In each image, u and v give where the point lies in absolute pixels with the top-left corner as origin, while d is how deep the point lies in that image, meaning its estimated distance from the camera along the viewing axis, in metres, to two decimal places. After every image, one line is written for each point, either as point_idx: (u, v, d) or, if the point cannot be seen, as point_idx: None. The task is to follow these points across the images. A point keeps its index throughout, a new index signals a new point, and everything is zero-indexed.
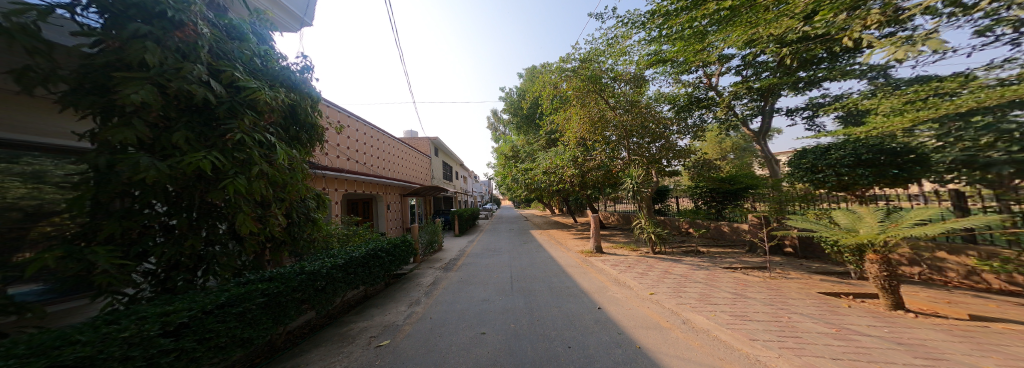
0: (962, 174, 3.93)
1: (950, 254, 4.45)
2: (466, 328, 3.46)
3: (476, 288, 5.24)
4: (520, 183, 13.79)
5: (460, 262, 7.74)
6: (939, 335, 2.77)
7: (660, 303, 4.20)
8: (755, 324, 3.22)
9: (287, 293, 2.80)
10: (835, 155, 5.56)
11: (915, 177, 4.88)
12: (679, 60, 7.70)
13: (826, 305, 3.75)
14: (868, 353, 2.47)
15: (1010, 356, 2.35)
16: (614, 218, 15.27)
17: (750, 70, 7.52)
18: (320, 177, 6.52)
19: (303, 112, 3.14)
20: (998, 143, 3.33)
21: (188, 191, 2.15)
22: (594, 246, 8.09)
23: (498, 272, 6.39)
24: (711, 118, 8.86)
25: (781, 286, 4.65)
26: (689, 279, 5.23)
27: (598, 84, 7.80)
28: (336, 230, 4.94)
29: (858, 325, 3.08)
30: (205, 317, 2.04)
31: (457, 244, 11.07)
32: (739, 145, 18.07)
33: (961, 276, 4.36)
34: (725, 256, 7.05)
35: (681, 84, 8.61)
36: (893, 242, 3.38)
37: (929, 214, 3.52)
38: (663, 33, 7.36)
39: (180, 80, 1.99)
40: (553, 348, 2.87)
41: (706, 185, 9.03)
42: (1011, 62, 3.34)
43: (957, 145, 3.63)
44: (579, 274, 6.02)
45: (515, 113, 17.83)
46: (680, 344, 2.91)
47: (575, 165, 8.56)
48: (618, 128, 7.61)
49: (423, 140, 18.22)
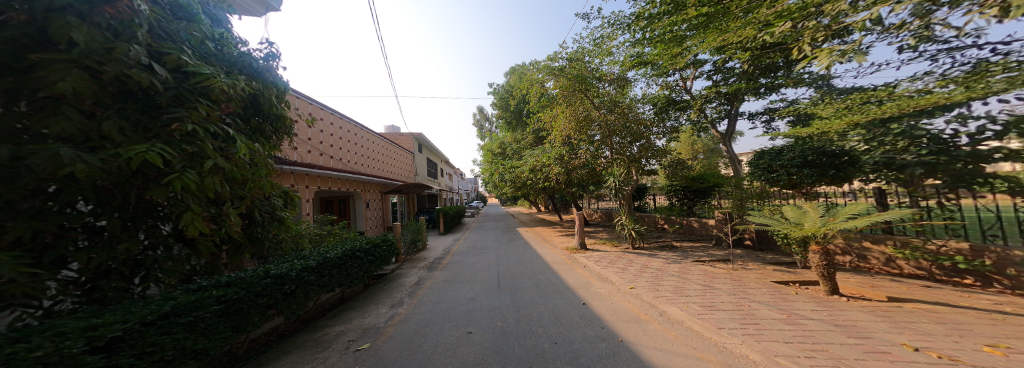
0: (881, 175, 4.75)
1: (874, 243, 5.01)
2: (452, 328, 3.48)
3: (462, 287, 5.27)
4: (506, 181, 13.77)
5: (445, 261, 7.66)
6: (866, 316, 3.10)
7: (639, 296, 4.35)
8: (721, 314, 3.40)
9: (250, 298, 2.66)
10: (787, 157, 5.72)
11: (851, 177, 5.20)
12: (659, 62, 7.97)
13: (778, 293, 4.03)
14: (813, 336, 2.72)
15: (918, 332, 2.72)
16: (597, 216, 15.67)
17: (720, 76, 7.89)
18: (287, 173, 6.31)
19: (267, 103, 2.99)
20: (910, 148, 4.26)
21: (122, 189, 1.86)
22: (579, 242, 8.17)
23: (485, 271, 6.40)
24: (685, 120, 9.21)
25: (741, 277, 4.95)
26: (665, 273, 5.43)
27: (584, 83, 7.91)
28: (307, 231, 4.75)
29: (804, 310, 3.36)
30: (145, 330, 1.78)
31: (441, 242, 11.04)
32: (709, 146, 19.13)
33: (883, 264, 4.90)
34: (695, 250, 7.37)
35: (661, 86, 8.83)
36: (832, 234, 3.71)
37: (859, 209, 3.84)
38: (646, 35, 7.56)
39: (116, 63, 1.67)
40: (541, 345, 2.92)
41: (677, 184, 9.37)
42: (926, 76, 4.15)
43: (881, 148, 4.57)
44: (565, 271, 6.11)
45: (503, 110, 17.85)
46: (658, 336, 3.03)
47: (562, 163, 8.70)
48: (601, 128, 7.76)
49: (406, 137, 17.87)
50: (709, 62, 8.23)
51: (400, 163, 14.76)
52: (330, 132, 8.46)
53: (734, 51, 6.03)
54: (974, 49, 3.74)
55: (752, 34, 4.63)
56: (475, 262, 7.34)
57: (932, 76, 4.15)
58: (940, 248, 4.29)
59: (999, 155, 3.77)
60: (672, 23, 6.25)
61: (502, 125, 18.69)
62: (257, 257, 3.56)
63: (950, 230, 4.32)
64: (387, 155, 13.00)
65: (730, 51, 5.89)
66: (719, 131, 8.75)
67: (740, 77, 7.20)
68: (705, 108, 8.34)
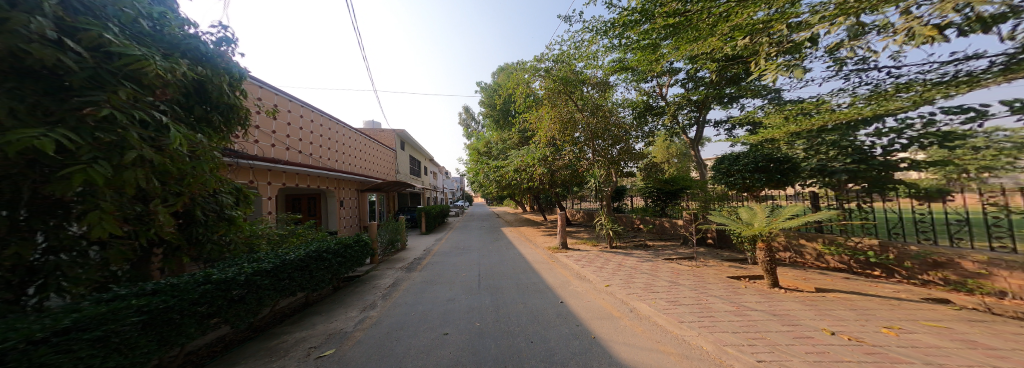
0: (818, 179, 5.16)
1: (808, 240, 5.60)
2: (428, 329, 3.48)
3: (443, 288, 5.27)
4: (490, 180, 13.70)
5: (425, 262, 7.61)
6: (797, 305, 3.51)
7: (613, 294, 4.53)
8: (683, 308, 3.71)
9: (184, 308, 2.38)
10: (743, 162, 6.12)
11: (790, 182, 5.66)
12: (639, 68, 8.21)
13: (731, 287, 4.45)
14: (754, 325, 3.04)
15: (836, 317, 3.12)
16: (579, 215, 15.94)
17: (692, 84, 8.22)
18: (246, 170, 6.07)
19: (215, 90, 2.88)
20: (839, 157, 4.78)
21: (11, 182, 1.64)
22: (560, 242, 8.29)
23: (466, 271, 6.39)
24: (660, 126, 9.50)
25: (702, 273, 5.32)
26: (637, 271, 5.65)
27: (569, 86, 8.01)
28: (265, 233, 4.51)
29: (751, 302, 3.75)
30: (31, 350, 1.47)
31: (423, 242, 10.98)
32: (683, 150, 19.89)
33: (815, 260, 5.48)
34: (666, 248, 7.71)
35: (639, 91, 9.07)
36: (774, 233, 4.19)
37: (797, 210, 4.38)
38: (624, 42, 7.74)
39: (13, 36, 1.53)
40: (515, 344, 2.98)
41: (651, 186, 9.64)
42: (843, 91, 4.50)
43: (817, 155, 5.05)
44: (545, 270, 6.19)
45: (489, 108, 17.83)
46: (627, 332, 3.19)
47: (546, 164, 8.85)
48: (584, 130, 7.90)
49: (389, 132, 17.45)
50: (683, 70, 8.54)
51: (380, 159, 14.48)
52: (299, 124, 8.19)
53: (704, 61, 6.29)
54: (876, 71, 4.07)
55: (719, 47, 4.85)
56: (457, 262, 7.32)
57: (853, 91, 4.42)
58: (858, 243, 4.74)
59: (906, 164, 4.29)
60: (648, 31, 6.43)
61: (489, 123, 18.67)
62: (202, 261, 3.34)
63: (864, 228, 4.89)
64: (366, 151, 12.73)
65: (701, 61, 6.13)
66: (690, 136, 9.13)
67: (708, 86, 7.55)
68: (678, 114, 8.66)
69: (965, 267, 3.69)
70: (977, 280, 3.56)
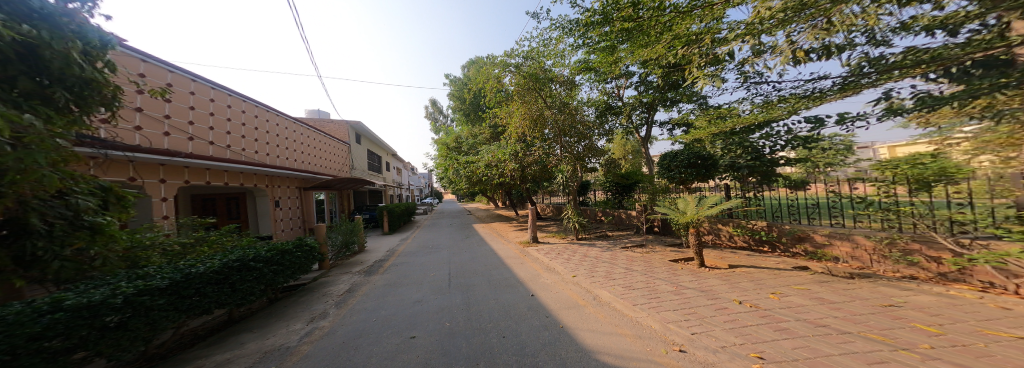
0: (728, 173, 6.61)
1: (722, 224, 7.04)
2: (393, 334, 3.42)
3: (409, 290, 5.18)
4: (459, 176, 13.48)
5: (387, 263, 7.39)
6: (715, 281, 4.50)
7: (579, 284, 4.79)
8: (636, 292, 4.21)
9: (19, 345, 1.74)
10: (680, 159, 7.06)
11: (713, 175, 6.90)
12: (600, 70, 8.57)
13: (671, 269, 5.22)
14: (688, 301, 3.79)
15: (742, 288, 4.14)
16: (549, 210, 16.47)
17: (644, 87, 8.75)
18: (121, 165, 5.27)
19: (59, 61, 2.10)
20: (741, 154, 6.19)
21: None
22: (531, 236, 8.44)
23: (434, 270, 6.33)
24: (617, 125, 9.72)
25: (650, 258, 5.91)
26: (600, 260, 6.02)
27: (538, 82, 8.08)
28: (156, 241, 3.89)
29: (686, 281, 4.57)
30: None
31: (387, 243, 10.66)
32: (638, 148, 21.40)
33: (728, 240, 6.89)
34: (622, 237, 8.35)
35: (601, 91, 9.49)
36: (698, 219, 5.19)
37: (713, 200, 5.35)
38: (588, 43, 8.02)
39: None
40: (488, 341, 3.05)
41: (609, 180, 10.26)
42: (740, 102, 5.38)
43: (728, 153, 6.39)
44: (518, 264, 6.30)
45: (461, 103, 17.66)
46: (591, 319, 3.46)
47: (515, 159, 9.05)
48: (552, 126, 8.11)
49: (339, 123, 16.38)
50: (636, 74, 9.13)
51: (329, 154, 13.59)
52: (204, 109, 7.22)
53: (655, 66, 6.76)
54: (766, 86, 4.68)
55: (664, 52, 5.29)
56: (425, 262, 7.20)
57: (751, 100, 5.18)
58: (754, 226, 6.30)
59: (783, 161, 5.99)
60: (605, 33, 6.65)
61: (460, 118, 18.45)
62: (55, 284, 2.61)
63: (755, 213, 6.63)
64: (309, 144, 11.85)
65: (652, 67, 6.58)
66: (641, 136, 9.82)
67: (656, 89, 8.22)
68: (632, 114, 9.23)
69: (818, 241, 5.26)
70: (823, 249, 5.15)
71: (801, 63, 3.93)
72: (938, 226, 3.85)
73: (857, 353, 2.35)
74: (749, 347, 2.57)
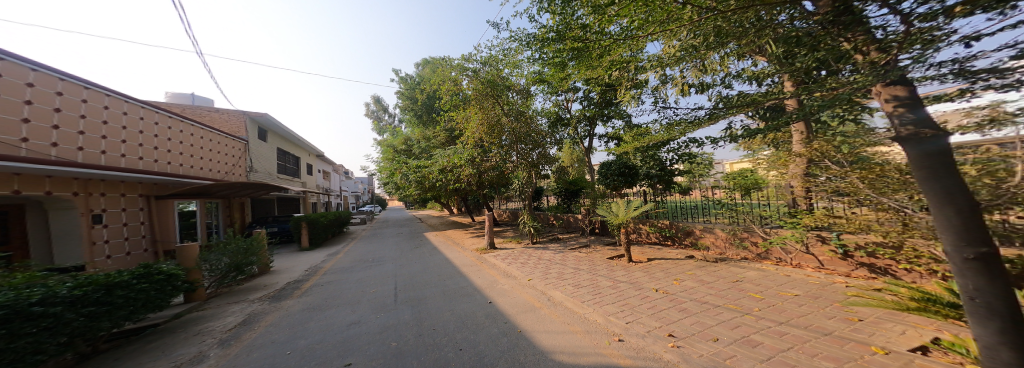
0: (648, 181, 7.79)
1: (642, 224, 8.23)
2: (320, 364, 2.82)
3: (340, 311, 4.39)
4: (410, 181, 12.02)
5: (305, 284, 6.09)
6: (637, 274, 5.20)
7: (535, 287, 4.87)
8: (582, 290, 4.54)
9: None
10: (613, 168, 8.14)
11: (635, 182, 8.08)
12: (554, 82, 9.07)
13: (611, 266, 5.84)
14: (618, 293, 4.29)
15: (656, 278, 4.90)
16: (505, 215, 16.34)
17: (586, 102, 9.71)
18: None
19: None
20: (653, 167, 7.63)
21: None
22: (488, 242, 8.19)
23: (375, 286, 5.55)
24: (566, 135, 10.51)
25: (591, 257, 6.49)
26: (553, 262, 6.29)
27: (496, 89, 8.14)
28: None
29: (617, 276, 5.18)
30: None
31: (310, 259, 8.89)
32: (581, 157, 22.97)
33: (646, 237, 8.03)
34: (571, 239, 8.93)
35: (552, 102, 10.08)
36: (625, 222, 5.95)
37: (634, 204, 6.15)
38: (541, 57, 8.48)
39: None
40: (443, 355, 2.79)
41: (558, 186, 10.84)
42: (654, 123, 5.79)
43: (648, 165, 7.72)
44: (473, 272, 6.05)
45: (413, 103, 16.48)
46: (547, 320, 3.54)
47: (472, 164, 8.86)
48: (509, 133, 8.16)
49: (235, 115, 12.92)
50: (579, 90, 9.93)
51: (214, 151, 10.44)
52: None
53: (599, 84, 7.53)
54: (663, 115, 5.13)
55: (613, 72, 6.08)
56: (362, 278, 6.25)
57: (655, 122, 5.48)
58: (661, 224, 7.39)
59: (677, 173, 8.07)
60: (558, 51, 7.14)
61: (410, 119, 17.09)
62: None
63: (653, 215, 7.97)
64: (179, 137, 8.74)
65: (598, 85, 7.31)
66: (584, 147, 10.75)
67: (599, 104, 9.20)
68: (578, 126, 10.10)
69: (698, 235, 6.64)
70: (699, 240, 6.55)
71: (686, 94, 5.00)
72: (754, 220, 5.46)
73: (725, 321, 3.10)
74: (665, 328, 3.07)
